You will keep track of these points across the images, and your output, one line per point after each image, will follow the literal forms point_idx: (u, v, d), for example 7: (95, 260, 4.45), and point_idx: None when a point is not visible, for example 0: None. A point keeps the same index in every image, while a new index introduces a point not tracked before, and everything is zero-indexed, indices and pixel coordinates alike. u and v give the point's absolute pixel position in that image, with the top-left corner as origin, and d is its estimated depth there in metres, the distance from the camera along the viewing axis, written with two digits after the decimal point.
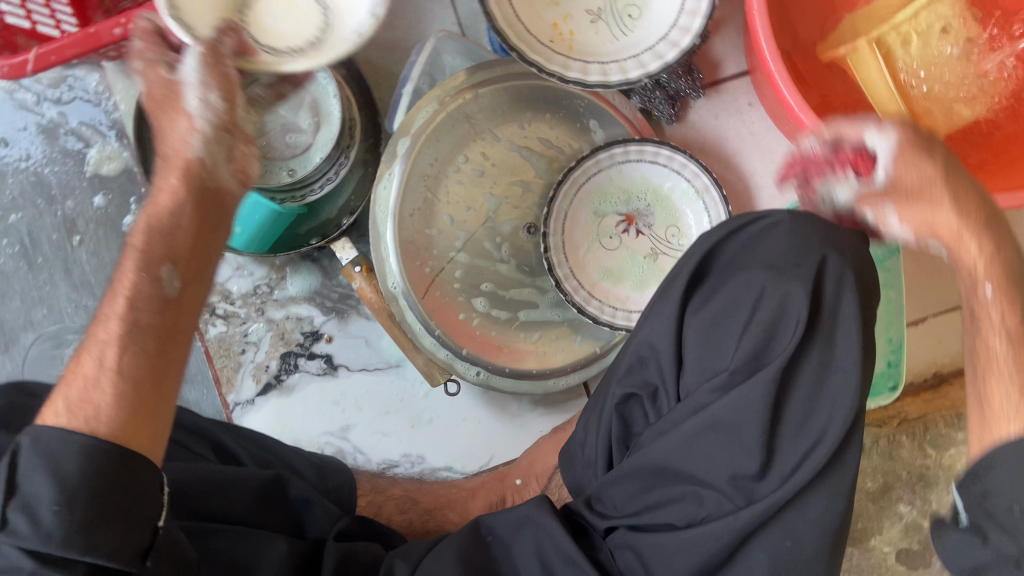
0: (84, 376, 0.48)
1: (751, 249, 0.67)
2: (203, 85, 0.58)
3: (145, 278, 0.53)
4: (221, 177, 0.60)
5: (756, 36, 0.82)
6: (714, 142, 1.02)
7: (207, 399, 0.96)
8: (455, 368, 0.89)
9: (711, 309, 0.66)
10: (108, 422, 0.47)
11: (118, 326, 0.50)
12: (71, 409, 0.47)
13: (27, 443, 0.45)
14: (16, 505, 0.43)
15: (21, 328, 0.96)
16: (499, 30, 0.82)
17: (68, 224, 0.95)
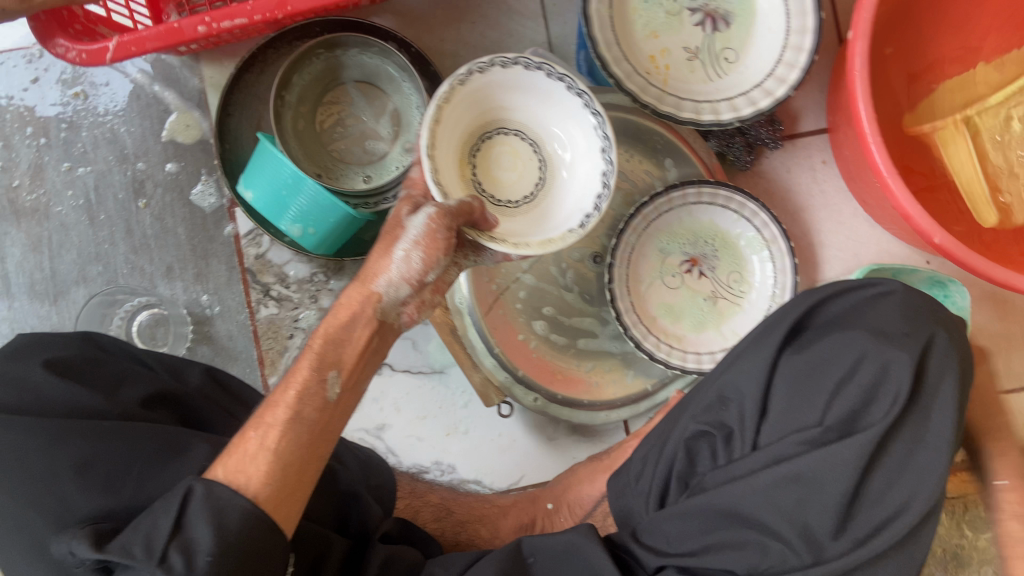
0: (247, 450, 0.56)
1: (857, 317, 0.70)
2: (416, 244, 0.63)
3: (315, 379, 0.62)
4: (390, 313, 0.67)
5: (854, 98, 0.84)
6: (783, 193, 1.02)
7: (248, 379, 0.95)
8: (513, 392, 0.90)
9: (804, 360, 0.68)
10: (260, 492, 0.54)
11: (285, 415, 0.59)
12: (228, 474, 0.55)
13: (199, 494, 0.52)
14: (178, 544, 0.50)
15: (72, 283, 0.94)
16: (600, 56, 0.83)
17: (136, 186, 0.95)
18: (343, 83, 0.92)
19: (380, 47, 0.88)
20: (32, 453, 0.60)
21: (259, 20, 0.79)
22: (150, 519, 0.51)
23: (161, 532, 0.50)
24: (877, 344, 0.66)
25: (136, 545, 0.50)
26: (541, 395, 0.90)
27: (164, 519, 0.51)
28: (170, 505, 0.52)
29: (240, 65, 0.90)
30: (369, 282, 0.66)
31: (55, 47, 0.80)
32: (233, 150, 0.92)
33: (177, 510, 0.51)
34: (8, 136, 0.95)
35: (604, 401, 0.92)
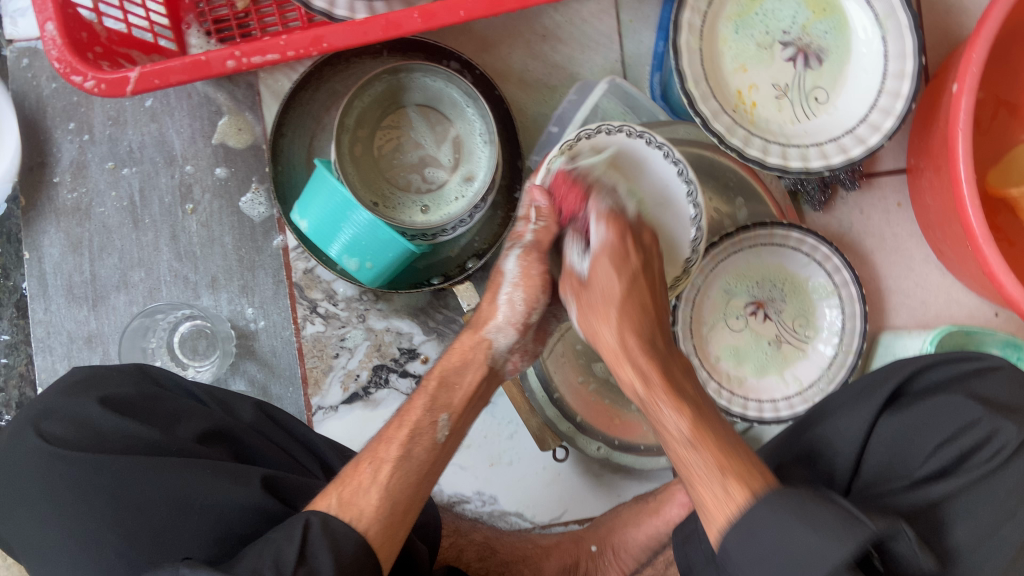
0: (359, 481, 0.59)
1: (964, 385, 0.67)
2: (516, 284, 0.69)
3: (427, 420, 0.64)
4: (502, 360, 0.71)
5: (952, 154, 0.79)
6: (854, 235, 0.97)
7: (290, 397, 0.92)
8: (578, 442, 0.91)
9: (903, 421, 0.67)
10: (371, 527, 0.56)
11: (397, 453, 0.61)
12: (340, 505, 0.57)
13: (317, 525, 0.54)
14: (306, 570, 0.51)
15: (113, 288, 0.91)
16: (687, 93, 0.78)
17: (183, 190, 0.91)
18: (404, 105, 0.87)
19: (444, 73, 0.83)
20: (94, 491, 0.59)
21: (293, 56, 0.72)
22: (274, 545, 0.52)
23: (289, 554, 0.51)
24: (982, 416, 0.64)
25: (264, 565, 0.51)
26: (603, 441, 0.91)
27: (290, 545, 0.52)
28: (291, 534, 0.53)
29: (295, 83, 0.85)
30: (481, 327, 0.70)
31: (69, 74, 0.71)
32: (284, 171, 0.87)
33: (299, 537, 0.53)
34: (49, 129, 0.90)
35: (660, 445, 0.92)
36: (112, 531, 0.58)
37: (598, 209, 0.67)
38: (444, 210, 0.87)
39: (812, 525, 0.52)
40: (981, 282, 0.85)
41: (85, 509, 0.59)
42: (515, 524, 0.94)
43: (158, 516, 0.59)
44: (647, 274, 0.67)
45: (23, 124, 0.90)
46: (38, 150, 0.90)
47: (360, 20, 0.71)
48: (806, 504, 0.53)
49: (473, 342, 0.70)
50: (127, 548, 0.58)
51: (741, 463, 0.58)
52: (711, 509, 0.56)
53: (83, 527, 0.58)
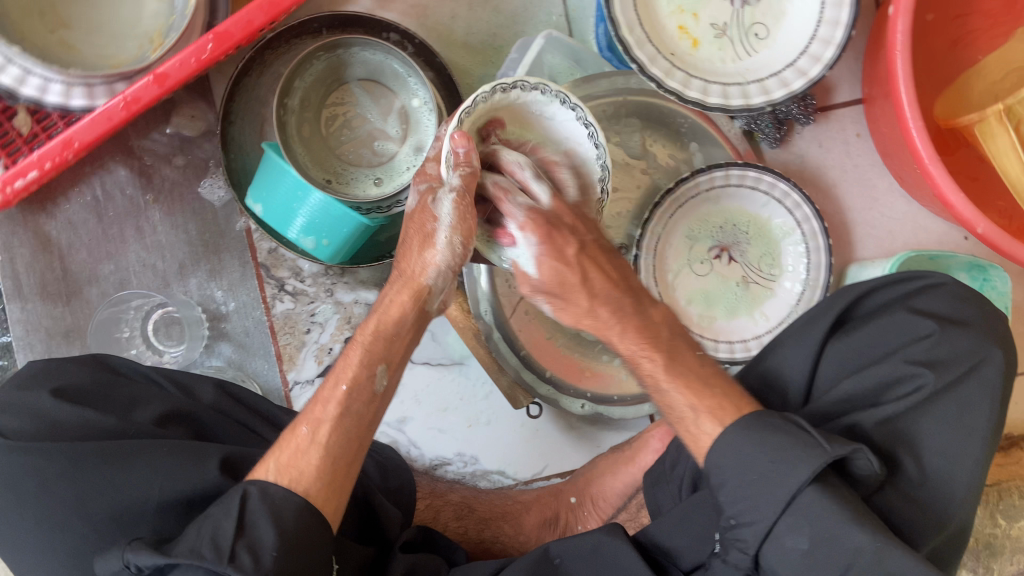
0: (298, 443, 0.59)
1: (909, 300, 0.66)
2: (452, 228, 0.63)
3: (364, 374, 0.63)
4: (434, 304, 0.68)
5: (894, 79, 0.79)
6: (815, 170, 0.96)
7: (267, 373, 0.94)
8: (561, 402, 0.92)
9: (850, 345, 0.64)
10: (310, 489, 0.57)
11: (334, 411, 0.61)
12: (279, 470, 0.58)
13: (255, 493, 0.55)
14: (243, 543, 0.52)
15: (85, 283, 0.93)
16: (622, 40, 0.78)
17: (143, 180, 0.92)
18: (347, 81, 0.88)
19: (379, 45, 0.83)
20: (51, 479, 0.60)
21: (49, 166, 0.79)
22: (212, 522, 0.53)
23: (226, 531, 0.52)
24: (928, 329, 0.62)
25: (203, 546, 0.52)
26: (581, 397, 0.92)
27: (226, 521, 0.53)
28: (229, 509, 0.54)
29: (238, 70, 0.86)
30: (416, 277, 0.66)
31: None
32: (238, 158, 0.88)
33: (236, 511, 0.54)
34: None
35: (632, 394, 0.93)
36: (74, 517, 0.60)
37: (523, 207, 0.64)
38: (395, 182, 0.87)
39: (774, 455, 0.54)
40: (937, 204, 0.86)
41: (49, 494, 0.60)
42: (498, 482, 0.96)
43: (111, 502, 0.59)
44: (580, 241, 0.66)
45: None
46: None
47: (97, 111, 0.75)
48: (766, 431, 0.56)
49: (398, 291, 0.67)
50: (87, 533, 0.59)
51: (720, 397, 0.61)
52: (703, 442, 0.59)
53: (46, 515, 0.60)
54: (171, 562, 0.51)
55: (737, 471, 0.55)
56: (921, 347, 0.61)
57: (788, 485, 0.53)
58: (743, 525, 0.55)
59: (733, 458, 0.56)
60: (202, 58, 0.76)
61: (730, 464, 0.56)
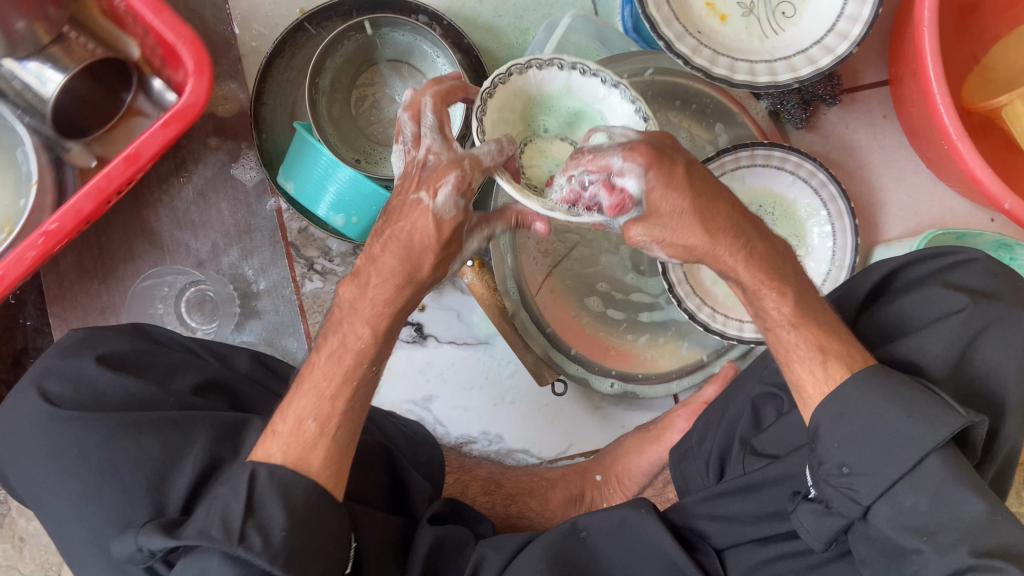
0: (306, 437, 0.57)
1: (943, 276, 0.65)
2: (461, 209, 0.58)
3: (370, 371, 0.60)
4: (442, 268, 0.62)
5: (921, 56, 0.79)
6: (841, 151, 0.97)
7: (297, 350, 0.95)
8: (593, 382, 0.92)
9: None
10: (320, 476, 0.57)
11: (344, 404, 0.59)
12: (289, 454, 0.57)
13: (264, 475, 0.55)
14: (253, 524, 0.53)
15: (120, 261, 0.95)
16: (650, 17, 0.79)
17: (176, 161, 0.95)
18: (376, 62, 0.90)
19: (410, 25, 0.85)
20: (94, 445, 0.61)
21: None
22: (222, 502, 0.54)
23: (235, 513, 0.53)
24: (962, 303, 0.61)
25: (213, 527, 0.52)
26: (610, 376, 0.92)
27: (236, 501, 0.53)
28: (239, 489, 0.54)
29: (271, 51, 0.87)
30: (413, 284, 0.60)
31: None
32: (269, 137, 0.90)
33: (246, 492, 0.54)
34: None
35: (657, 372, 0.94)
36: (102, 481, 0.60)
37: (613, 147, 0.56)
38: None
39: (906, 411, 0.53)
40: (965, 183, 0.85)
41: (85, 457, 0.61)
42: (523, 460, 0.97)
43: (159, 466, 0.60)
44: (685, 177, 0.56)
45: None
46: None
47: None
48: (898, 394, 0.53)
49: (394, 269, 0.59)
50: (122, 499, 0.59)
51: (841, 343, 0.58)
52: (810, 391, 0.58)
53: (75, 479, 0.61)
54: (184, 543, 0.53)
55: (856, 426, 0.54)
56: (955, 326, 0.60)
57: (916, 445, 0.52)
58: (857, 475, 0.53)
59: (860, 417, 0.54)
60: (34, 253, 0.79)
61: (850, 410, 0.55)
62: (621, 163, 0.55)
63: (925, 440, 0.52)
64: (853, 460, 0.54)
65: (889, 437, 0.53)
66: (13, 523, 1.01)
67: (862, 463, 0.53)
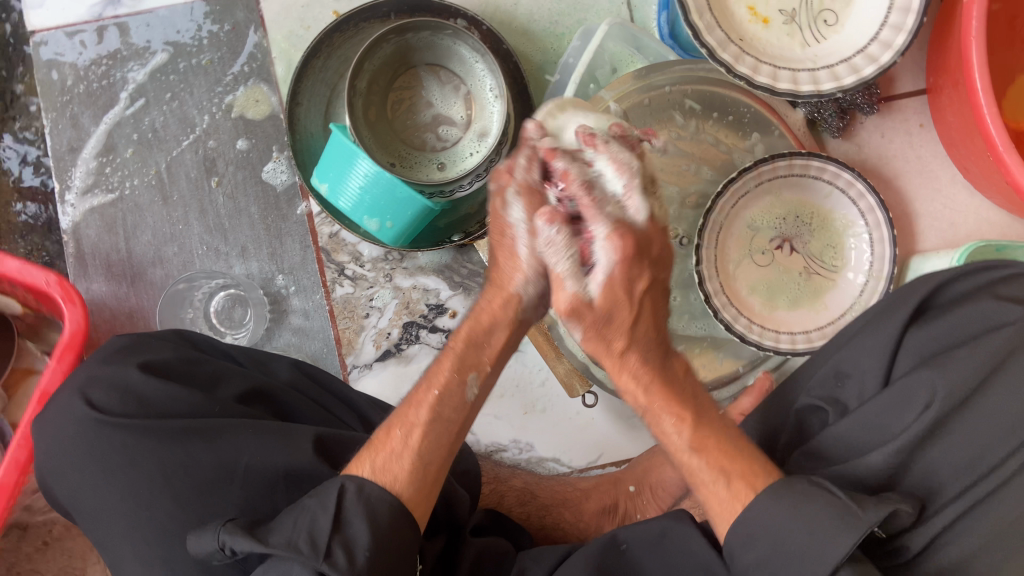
0: (392, 446, 0.59)
1: (992, 289, 0.64)
2: (525, 230, 0.60)
3: (455, 381, 0.62)
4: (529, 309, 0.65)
5: (967, 66, 0.78)
6: (876, 160, 0.96)
7: (326, 356, 0.94)
8: None
9: (930, 335, 0.63)
10: (405, 490, 0.57)
11: (426, 415, 0.61)
12: (375, 471, 0.58)
13: (352, 489, 0.55)
14: (339, 540, 0.52)
15: (149, 264, 0.95)
16: (692, 24, 0.78)
17: (207, 164, 0.94)
18: (414, 66, 0.89)
19: (451, 30, 0.84)
20: (143, 455, 0.60)
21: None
22: (309, 514, 0.53)
23: (322, 525, 0.52)
24: (1019, 314, 0.60)
25: (300, 539, 0.51)
26: None
27: (323, 515, 0.53)
28: (325, 502, 0.54)
29: (307, 52, 0.87)
30: (506, 285, 0.63)
31: None
32: (302, 139, 0.89)
33: (333, 505, 0.54)
34: (76, 115, 0.94)
35: None
36: (147, 486, 0.60)
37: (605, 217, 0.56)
38: (459, 166, 0.88)
39: (796, 510, 0.51)
40: (1006, 193, 0.85)
41: (127, 466, 0.60)
42: (553, 469, 0.96)
43: (209, 478, 0.60)
44: (653, 252, 0.59)
45: (51, 112, 0.94)
46: (67, 135, 0.94)
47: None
48: (790, 497, 0.52)
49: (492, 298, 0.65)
50: (177, 509, 0.59)
51: (744, 463, 0.57)
52: (716, 508, 0.56)
53: (117, 488, 0.60)
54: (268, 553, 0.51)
55: (762, 549, 0.52)
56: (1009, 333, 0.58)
57: (827, 557, 0.50)
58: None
59: (763, 536, 0.52)
60: None
61: (762, 538, 0.52)
62: (594, 232, 0.56)
63: (832, 550, 0.49)
64: (767, 570, 0.52)
65: (796, 541, 0.51)
66: (38, 526, 1.00)
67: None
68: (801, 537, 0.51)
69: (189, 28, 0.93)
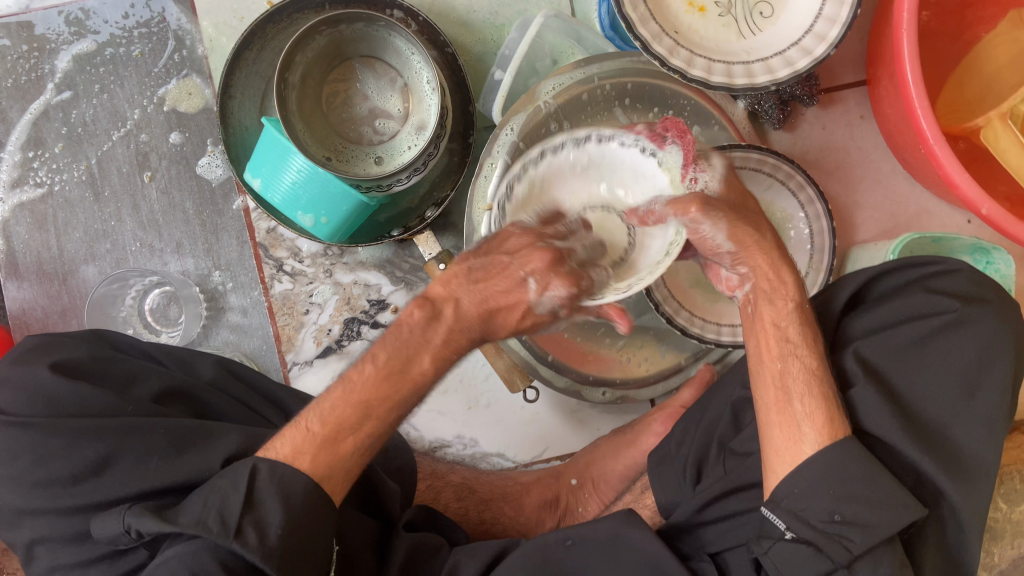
0: (326, 437, 0.58)
1: (922, 283, 0.64)
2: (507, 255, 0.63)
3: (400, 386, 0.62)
4: None
5: (899, 58, 0.78)
6: (817, 152, 0.96)
7: (267, 353, 0.93)
8: (583, 392, 0.92)
9: (866, 326, 0.64)
10: (325, 476, 0.57)
11: (387, 426, 0.59)
12: (297, 453, 0.58)
13: (263, 470, 0.55)
14: (250, 520, 0.53)
15: (81, 261, 0.93)
16: (626, 17, 0.77)
17: (140, 158, 0.92)
18: (349, 58, 0.87)
19: (384, 21, 0.83)
20: (51, 455, 0.59)
21: None
22: (220, 493, 0.54)
23: (233, 509, 0.53)
24: (948, 309, 0.61)
25: (210, 519, 0.53)
26: (603, 385, 0.92)
27: (234, 494, 0.54)
28: (238, 482, 0.54)
29: (238, 43, 0.84)
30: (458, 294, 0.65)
31: None
32: (236, 132, 0.87)
33: (244, 486, 0.54)
34: (4, 109, 0.92)
35: (636, 377, 0.93)
36: (59, 492, 0.58)
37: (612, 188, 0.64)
38: (396, 161, 0.87)
39: (865, 482, 0.56)
40: (941, 184, 0.85)
41: (37, 471, 0.59)
42: (498, 464, 0.95)
43: (122, 477, 0.59)
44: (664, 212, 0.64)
45: None
46: None
47: None
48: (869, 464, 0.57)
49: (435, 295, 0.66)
50: (89, 514, 0.58)
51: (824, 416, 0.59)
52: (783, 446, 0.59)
53: (26, 491, 0.59)
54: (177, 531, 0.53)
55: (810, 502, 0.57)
56: (932, 326, 0.61)
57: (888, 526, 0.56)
58: (851, 524, 0.56)
59: (817, 472, 0.57)
60: None
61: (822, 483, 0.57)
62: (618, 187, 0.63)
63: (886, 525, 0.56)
64: (834, 521, 0.56)
65: (852, 496, 0.56)
66: None
67: (861, 520, 0.56)
68: (862, 490, 0.56)
69: (116, 17, 0.90)
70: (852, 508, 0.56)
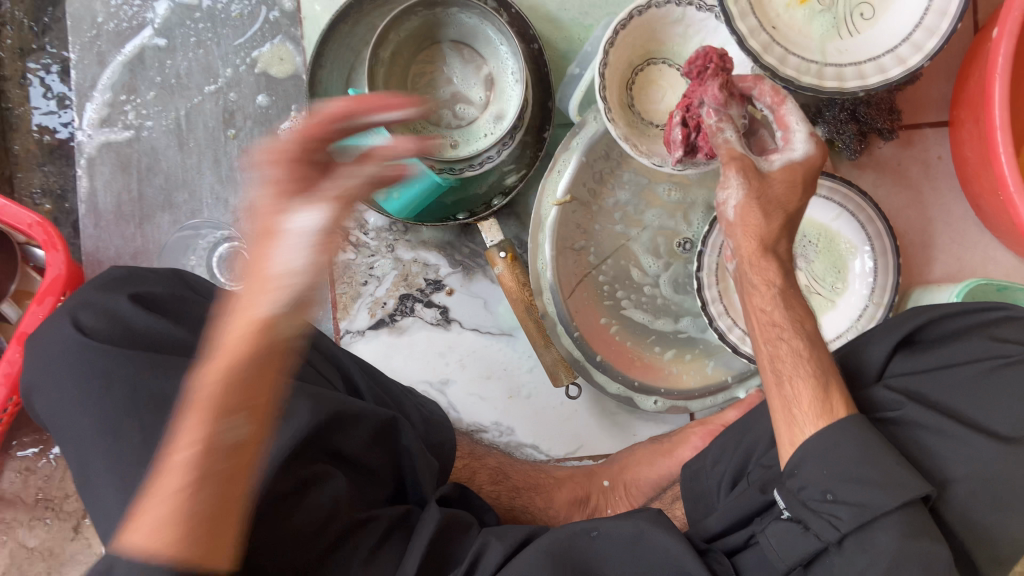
0: (173, 481, 0.41)
1: (984, 330, 0.62)
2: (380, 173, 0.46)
3: (252, 341, 0.42)
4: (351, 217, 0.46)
5: (989, 102, 0.78)
6: (889, 188, 0.95)
7: (321, 319, 0.95)
8: (635, 401, 0.92)
9: (919, 363, 0.63)
10: (186, 546, 0.41)
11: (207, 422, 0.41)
12: (149, 517, 0.41)
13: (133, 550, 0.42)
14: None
15: (159, 208, 0.96)
16: (727, 9, 0.77)
17: (226, 116, 0.95)
18: (439, 41, 0.89)
19: (478, 9, 0.85)
20: None
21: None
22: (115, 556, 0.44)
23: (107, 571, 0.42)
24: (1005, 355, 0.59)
25: None
26: (655, 394, 0.92)
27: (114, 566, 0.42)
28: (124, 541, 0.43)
29: (335, 15, 0.88)
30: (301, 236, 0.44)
31: None
32: (321, 101, 0.90)
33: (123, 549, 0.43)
34: (103, 54, 0.95)
35: (681, 389, 0.93)
36: None
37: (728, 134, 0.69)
38: (471, 146, 0.88)
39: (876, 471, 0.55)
40: (1013, 236, 0.85)
41: None
42: (531, 456, 0.96)
43: None
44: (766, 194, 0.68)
45: (79, 46, 0.95)
46: (92, 71, 0.95)
47: None
48: (890, 463, 0.55)
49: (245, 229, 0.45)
50: None
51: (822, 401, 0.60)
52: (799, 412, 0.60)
53: None
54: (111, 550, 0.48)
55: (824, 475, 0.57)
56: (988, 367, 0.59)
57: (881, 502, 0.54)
58: (841, 503, 0.56)
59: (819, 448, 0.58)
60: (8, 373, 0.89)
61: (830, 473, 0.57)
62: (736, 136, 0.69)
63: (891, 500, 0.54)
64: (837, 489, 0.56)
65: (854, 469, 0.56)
66: (23, 453, 1.01)
67: (854, 495, 0.55)
68: (859, 466, 0.55)
69: None
70: (848, 482, 0.55)
